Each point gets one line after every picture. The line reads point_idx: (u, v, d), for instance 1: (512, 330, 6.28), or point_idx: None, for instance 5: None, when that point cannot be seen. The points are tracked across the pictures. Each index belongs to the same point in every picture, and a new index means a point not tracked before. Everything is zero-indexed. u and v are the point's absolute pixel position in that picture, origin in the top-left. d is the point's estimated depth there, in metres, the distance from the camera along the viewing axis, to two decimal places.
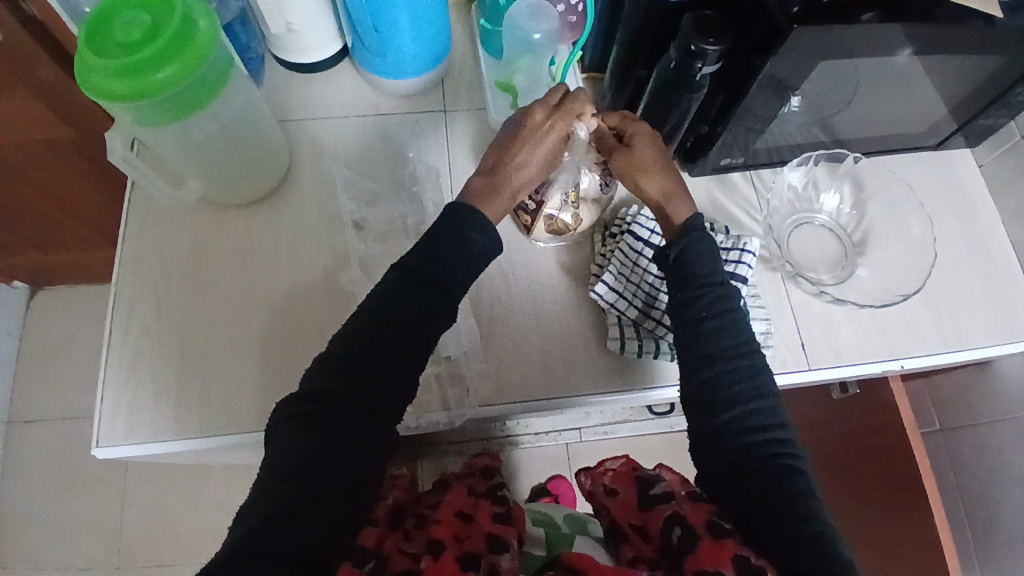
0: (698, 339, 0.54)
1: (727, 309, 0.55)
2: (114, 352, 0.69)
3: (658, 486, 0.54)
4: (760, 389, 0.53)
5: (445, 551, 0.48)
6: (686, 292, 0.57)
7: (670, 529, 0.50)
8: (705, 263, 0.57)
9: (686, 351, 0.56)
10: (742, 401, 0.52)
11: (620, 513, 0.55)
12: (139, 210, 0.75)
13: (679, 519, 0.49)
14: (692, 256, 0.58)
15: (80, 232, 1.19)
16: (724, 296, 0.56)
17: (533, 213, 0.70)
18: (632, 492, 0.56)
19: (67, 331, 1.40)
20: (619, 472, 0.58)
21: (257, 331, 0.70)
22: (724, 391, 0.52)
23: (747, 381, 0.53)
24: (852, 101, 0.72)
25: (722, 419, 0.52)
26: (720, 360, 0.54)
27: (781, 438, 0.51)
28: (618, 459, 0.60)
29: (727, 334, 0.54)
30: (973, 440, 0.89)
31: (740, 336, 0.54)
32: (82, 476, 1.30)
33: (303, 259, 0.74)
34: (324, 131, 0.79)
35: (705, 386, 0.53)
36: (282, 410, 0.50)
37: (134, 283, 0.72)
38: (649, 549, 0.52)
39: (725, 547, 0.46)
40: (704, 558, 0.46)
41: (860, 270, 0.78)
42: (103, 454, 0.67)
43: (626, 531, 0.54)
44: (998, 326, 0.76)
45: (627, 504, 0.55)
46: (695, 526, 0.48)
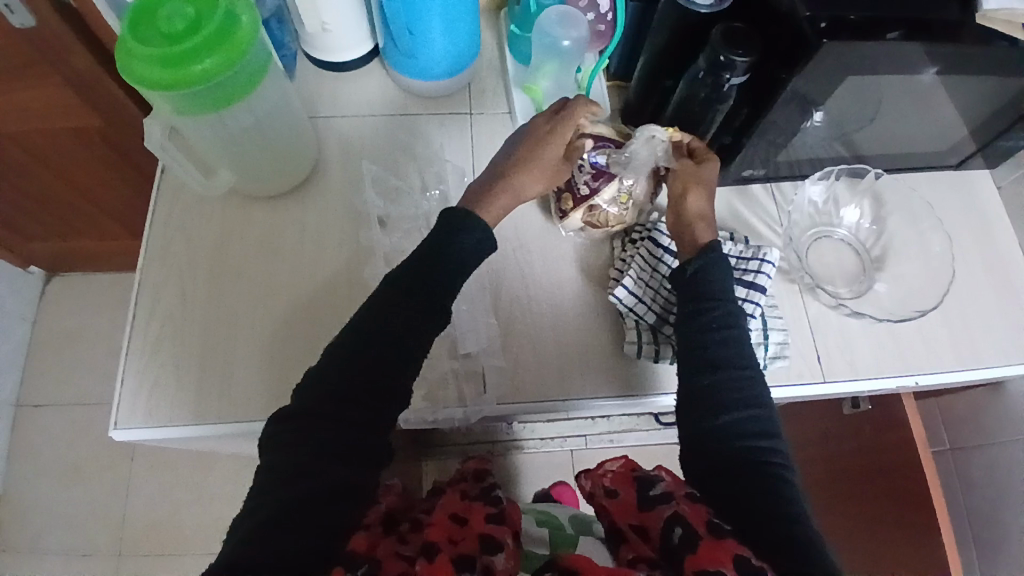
0: (702, 346, 0.56)
1: (733, 321, 0.57)
2: (137, 337, 0.70)
3: (657, 486, 0.54)
4: (756, 399, 0.54)
5: (439, 552, 0.48)
6: (693, 303, 0.58)
7: (669, 529, 0.50)
8: (718, 278, 0.59)
9: (703, 355, 0.56)
10: (735, 408, 0.53)
11: (619, 515, 0.56)
12: (167, 198, 0.76)
13: (678, 518, 0.50)
14: (708, 271, 0.60)
15: (100, 219, 1.21)
16: (732, 312, 0.57)
17: (581, 198, 0.70)
18: (631, 494, 0.56)
19: (81, 318, 1.41)
20: (619, 473, 0.58)
21: (278, 322, 0.71)
22: (725, 394, 0.54)
23: (745, 391, 0.54)
24: (874, 118, 0.73)
25: (717, 423, 0.53)
26: (725, 366, 0.55)
27: (771, 447, 0.53)
28: (617, 461, 0.61)
29: (730, 344, 0.56)
30: (983, 461, 0.89)
31: (742, 346, 0.56)
32: (89, 461, 1.31)
33: (327, 252, 0.75)
34: (352, 128, 0.81)
35: (705, 391, 0.55)
36: (302, 402, 0.51)
37: (160, 268, 0.73)
38: (648, 549, 0.52)
39: (725, 546, 0.46)
40: (703, 557, 0.46)
41: (877, 286, 0.79)
42: (121, 437, 0.68)
43: (625, 534, 0.54)
44: (1014, 347, 0.76)
45: (625, 505, 0.56)
46: (694, 526, 0.49)
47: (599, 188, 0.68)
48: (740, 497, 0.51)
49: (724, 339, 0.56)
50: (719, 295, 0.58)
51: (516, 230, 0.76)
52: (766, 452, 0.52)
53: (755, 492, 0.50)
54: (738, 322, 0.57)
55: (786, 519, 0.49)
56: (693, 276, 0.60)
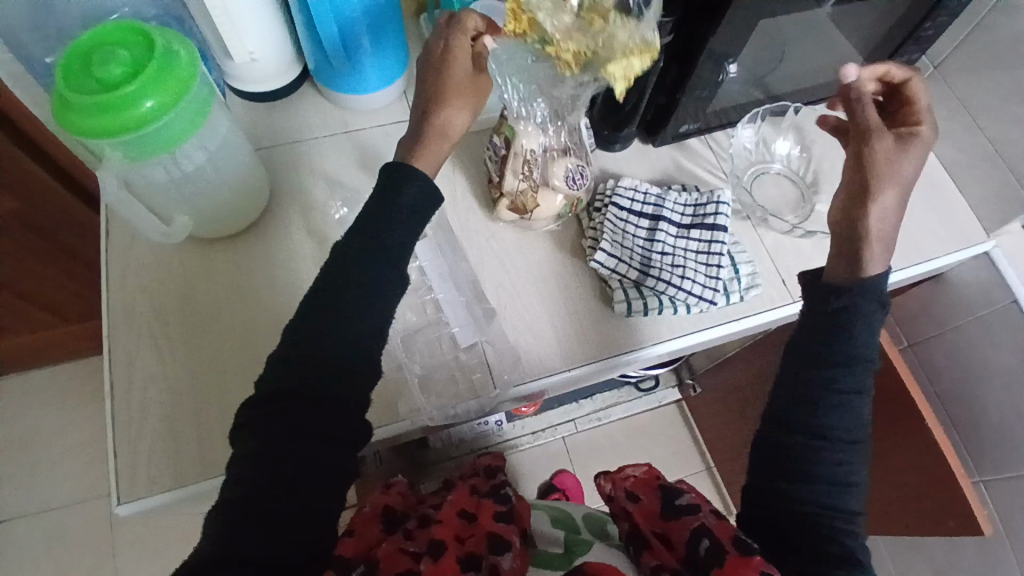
0: (819, 409, 0.54)
1: (858, 391, 0.55)
2: (119, 405, 0.67)
3: (683, 497, 0.60)
4: (849, 477, 0.53)
5: (446, 552, 0.52)
6: (836, 353, 0.54)
7: (697, 541, 0.55)
8: (858, 332, 0.54)
9: (822, 414, 0.54)
10: (819, 479, 0.53)
11: (642, 520, 0.61)
12: (120, 258, 0.73)
13: (706, 531, 0.55)
14: (855, 312, 0.55)
15: (30, 310, 1.14)
16: (857, 375, 0.54)
17: (498, 189, 0.73)
18: (654, 501, 0.61)
19: (20, 422, 1.31)
20: (641, 480, 0.64)
21: (271, 358, 0.70)
22: (809, 461, 0.53)
23: (833, 467, 0.53)
24: (782, 59, 0.80)
25: (788, 487, 0.54)
26: (822, 434, 0.54)
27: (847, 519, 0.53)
28: (639, 468, 0.66)
29: (840, 417, 0.54)
30: (942, 347, 0.98)
31: (853, 424, 0.54)
32: (63, 573, 1.21)
33: (302, 279, 0.74)
34: (300, 153, 0.80)
35: (795, 449, 0.54)
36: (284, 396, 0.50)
37: (130, 330, 0.70)
38: (671, 557, 0.57)
39: (751, 562, 0.50)
40: (730, 571, 0.51)
41: (819, 207, 0.85)
42: (127, 512, 0.64)
43: (649, 539, 0.59)
44: (947, 239, 0.85)
45: (648, 511, 0.61)
46: (720, 539, 0.54)
47: (504, 176, 0.71)
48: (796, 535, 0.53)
49: (841, 403, 0.54)
50: (847, 363, 0.54)
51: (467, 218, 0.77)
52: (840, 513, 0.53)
53: (806, 534, 0.53)
54: (861, 391, 0.55)
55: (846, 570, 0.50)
56: (839, 318, 0.55)
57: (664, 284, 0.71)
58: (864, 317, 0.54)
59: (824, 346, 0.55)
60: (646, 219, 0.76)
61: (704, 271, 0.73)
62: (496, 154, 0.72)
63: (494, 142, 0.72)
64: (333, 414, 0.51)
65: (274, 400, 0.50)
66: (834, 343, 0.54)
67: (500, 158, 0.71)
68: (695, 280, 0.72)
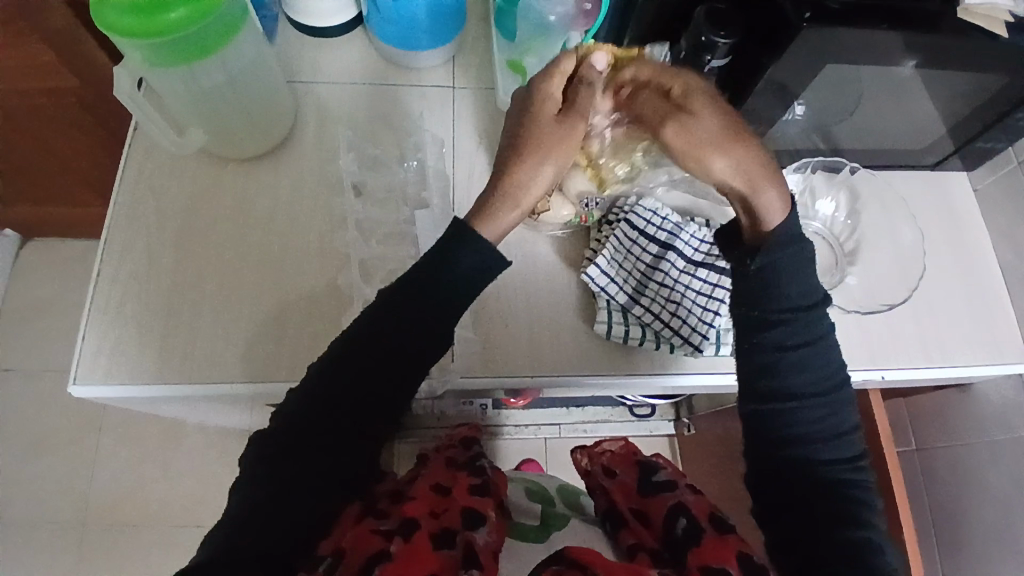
0: (773, 369, 0.54)
1: (812, 339, 0.53)
2: (99, 295, 0.69)
3: (659, 474, 0.66)
4: (838, 428, 0.53)
5: (419, 529, 0.50)
6: (766, 312, 0.54)
7: (675, 520, 0.59)
8: (784, 284, 0.54)
9: (778, 376, 0.53)
10: (820, 440, 0.52)
11: (622, 498, 0.66)
12: (137, 156, 0.75)
13: (684, 511, 0.60)
14: (776, 269, 0.54)
15: (77, 185, 1.21)
16: (807, 322, 0.54)
17: None
18: (633, 478, 0.67)
19: (53, 284, 1.42)
20: (618, 455, 0.71)
21: (247, 287, 0.70)
22: (798, 426, 0.53)
23: (820, 422, 0.53)
24: (854, 111, 0.74)
25: (787, 454, 0.53)
26: (800, 394, 0.53)
27: (853, 472, 0.52)
28: (616, 443, 0.74)
29: (804, 370, 0.53)
30: (948, 458, 0.90)
31: (823, 371, 0.53)
32: (55, 431, 1.33)
33: (299, 218, 0.73)
34: (333, 95, 0.80)
35: (773, 416, 0.53)
36: (292, 415, 0.52)
37: (129, 225, 0.72)
38: (651, 539, 0.61)
39: (729, 545, 0.55)
40: (709, 554, 0.54)
41: (849, 278, 0.78)
42: (80, 394, 0.66)
43: (629, 521, 0.63)
44: (980, 347, 0.77)
45: (627, 488, 0.67)
46: (697, 519, 0.58)
47: None
48: (790, 508, 0.52)
49: (801, 360, 0.53)
50: (795, 310, 0.54)
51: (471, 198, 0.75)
52: (846, 477, 0.52)
53: (823, 501, 0.51)
54: (816, 340, 0.54)
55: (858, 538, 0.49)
56: (753, 279, 0.55)
57: (654, 317, 0.68)
58: (783, 266, 0.54)
59: (752, 312, 0.55)
60: (656, 245, 0.70)
61: (697, 313, 0.68)
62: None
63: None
64: (342, 432, 0.51)
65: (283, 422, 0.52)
66: (773, 324, 0.54)
67: None
68: (685, 320, 0.67)
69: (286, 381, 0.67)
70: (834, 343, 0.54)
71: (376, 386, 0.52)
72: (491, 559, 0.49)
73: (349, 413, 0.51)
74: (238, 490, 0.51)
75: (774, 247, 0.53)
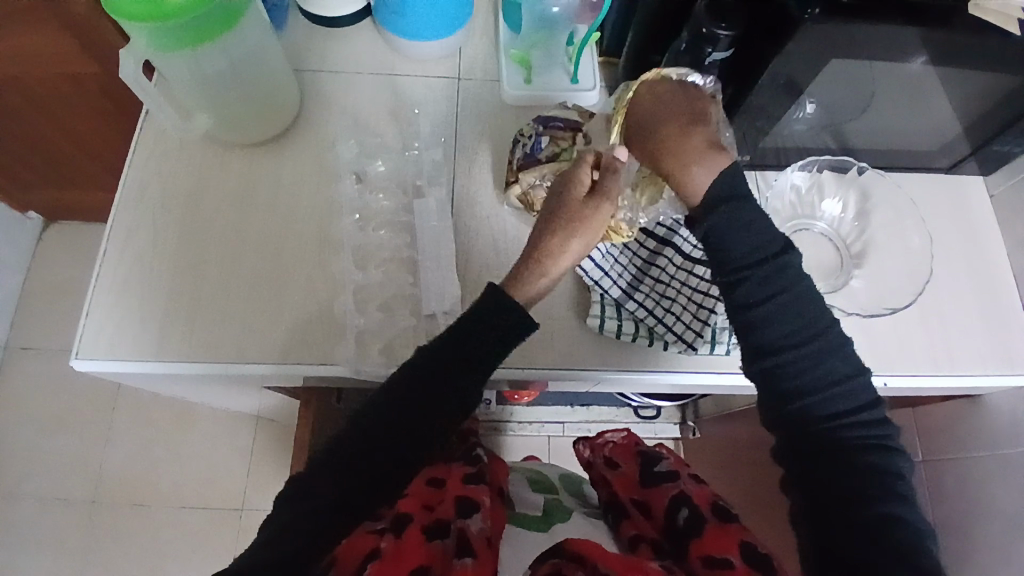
0: (752, 328, 0.54)
1: (784, 288, 0.53)
2: (104, 273, 0.71)
3: (661, 465, 0.68)
4: (832, 377, 0.52)
5: (412, 523, 0.53)
6: (727, 274, 0.54)
7: (677, 512, 0.60)
8: (737, 241, 0.54)
9: (761, 334, 0.53)
10: (819, 390, 0.52)
11: (622, 489, 0.68)
12: (147, 139, 0.77)
13: (685, 501, 0.60)
14: (718, 233, 0.54)
15: (99, 171, 1.24)
16: (778, 270, 0.53)
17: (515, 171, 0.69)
18: (634, 470, 0.69)
19: (74, 266, 1.46)
20: (619, 447, 0.74)
21: (246, 270, 0.71)
22: (789, 380, 0.52)
23: (808, 373, 0.52)
24: (867, 110, 0.72)
25: (794, 408, 0.53)
26: (783, 348, 0.53)
27: (866, 419, 0.52)
28: (619, 434, 0.78)
29: (777, 321, 0.53)
30: (954, 472, 0.87)
31: (802, 317, 0.53)
32: (70, 408, 1.37)
33: (300, 204, 0.74)
34: (339, 84, 0.80)
35: (766, 374, 0.53)
36: (338, 446, 0.52)
37: (136, 207, 0.74)
38: (651, 530, 0.62)
39: (731, 536, 0.54)
40: (711, 546, 0.54)
41: (854, 281, 0.76)
42: (83, 368, 0.68)
43: (631, 511, 0.65)
44: (990, 356, 0.75)
45: (627, 479, 0.68)
46: (699, 510, 0.58)
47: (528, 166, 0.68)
48: (808, 474, 0.52)
49: (778, 310, 0.53)
50: (755, 264, 0.53)
51: (471, 190, 0.75)
52: (857, 425, 0.51)
53: (837, 466, 0.51)
54: (783, 289, 0.53)
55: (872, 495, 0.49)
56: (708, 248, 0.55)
57: (647, 312, 0.67)
58: (737, 218, 0.53)
59: (719, 277, 0.55)
60: (654, 240, 0.69)
61: (692, 310, 0.67)
62: (526, 149, 0.69)
63: (530, 136, 0.69)
64: (381, 462, 0.52)
65: (330, 455, 0.51)
66: (744, 283, 0.53)
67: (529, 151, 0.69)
68: (678, 317, 0.67)
69: (280, 363, 0.67)
70: (810, 285, 0.53)
71: (414, 422, 0.53)
72: (485, 545, 0.51)
73: (386, 445, 0.52)
74: (275, 515, 0.50)
75: (705, 214, 0.54)
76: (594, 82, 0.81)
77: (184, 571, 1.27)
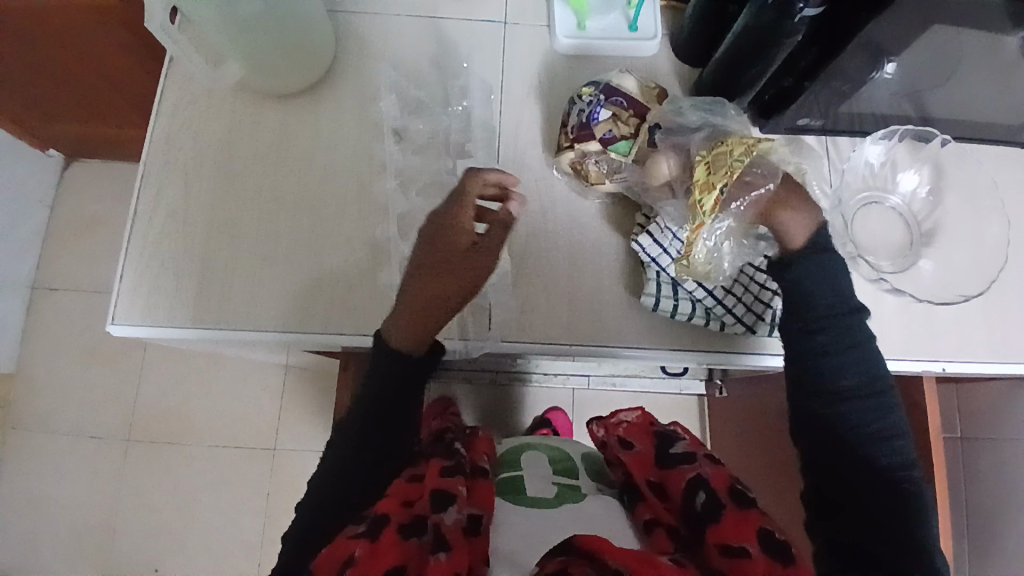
0: (819, 372, 0.58)
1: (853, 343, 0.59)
2: (137, 233, 0.68)
3: (676, 447, 0.66)
4: (886, 425, 0.57)
5: (390, 522, 0.53)
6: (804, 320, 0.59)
7: (694, 496, 0.59)
8: (818, 294, 0.59)
9: (819, 374, 0.58)
10: (871, 431, 0.57)
11: (638, 471, 0.66)
12: (174, 89, 0.72)
13: (703, 486, 0.59)
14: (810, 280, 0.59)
15: (122, 110, 1.20)
16: (851, 326, 0.59)
17: (572, 142, 0.64)
18: (651, 450, 0.68)
19: (98, 204, 1.44)
20: (634, 428, 0.72)
21: (284, 233, 0.68)
22: (855, 422, 0.57)
23: (871, 414, 0.57)
24: (952, 80, 0.67)
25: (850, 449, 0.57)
26: (847, 392, 0.58)
27: (904, 465, 0.57)
28: (633, 415, 0.75)
29: (847, 368, 0.58)
30: (994, 454, 0.87)
31: (866, 371, 0.58)
32: (102, 348, 1.39)
33: (337, 163, 0.70)
34: (376, 28, 0.74)
35: (828, 418, 0.57)
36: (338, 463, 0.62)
37: (165, 161, 0.70)
38: (670, 517, 0.61)
39: (750, 523, 0.53)
40: (729, 533, 0.54)
41: (922, 264, 0.70)
42: (120, 332, 0.67)
43: (646, 493, 0.64)
44: None
45: (642, 459, 0.67)
46: (716, 495, 0.57)
47: (587, 140, 0.62)
48: (842, 500, 0.55)
49: (843, 362, 0.58)
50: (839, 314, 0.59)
51: (518, 152, 0.70)
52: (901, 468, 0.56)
53: (876, 496, 0.55)
54: (854, 343, 0.59)
55: (898, 524, 0.54)
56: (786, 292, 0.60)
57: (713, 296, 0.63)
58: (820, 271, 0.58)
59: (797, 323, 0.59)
60: None
61: (753, 292, 0.64)
62: (583, 114, 0.63)
63: (590, 101, 0.63)
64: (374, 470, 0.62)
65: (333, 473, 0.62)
66: (815, 334, 0.59)
67: (583, 126, 0.63)
68: (739, 299, 0.64)
69: (323, 332, 0.65)
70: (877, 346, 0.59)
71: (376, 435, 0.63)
72: (461, 535, 0.52)
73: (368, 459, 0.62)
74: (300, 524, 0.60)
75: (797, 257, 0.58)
76: (656, 31, 0.73)
77: (221, 507, 1.32)
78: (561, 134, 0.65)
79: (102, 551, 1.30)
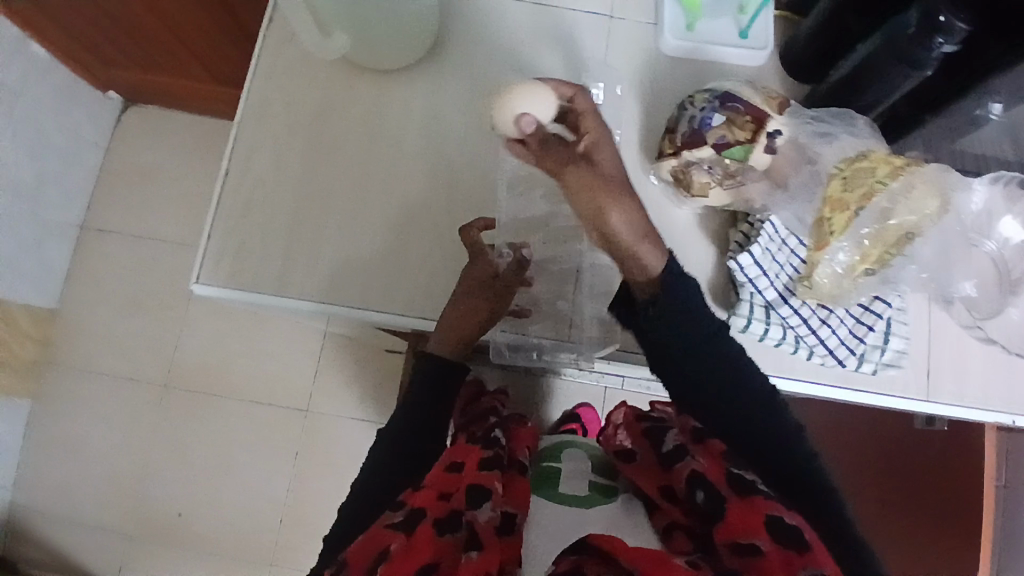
0: None
1: None
2: (227, 195, 0.68)
3: (671, 443, 0.58)
4: None
5: (426, 516, 0.51)
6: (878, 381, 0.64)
7: (693, 491, 0.51)
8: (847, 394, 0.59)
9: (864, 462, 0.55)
10: None
11: (644, 476, 0.59)
12: (270, 51, 0.71)
13: (699, 481, 0.51)
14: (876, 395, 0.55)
15: (189, 62, 1.19)
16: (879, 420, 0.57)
17: (678, 149, 0.62)
18: (651, 453, 0.60)
19: (152, 152, 1.44)
20: (634, 430, 0.64)
21: (372, 211, 0.68)
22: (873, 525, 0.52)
23: None
24: None
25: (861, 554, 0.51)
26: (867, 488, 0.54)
27: None
28: (628, 416, 0.68)
29: None
30: None
31: None
32: (145, 294, 1.40)
33: (430, 145, 0.70)
34: (478, 11, 0.73)
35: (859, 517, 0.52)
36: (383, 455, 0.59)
37: (258, 125, 0.70)
38: (681, 516, 0.53)
39: (756, 512, 0.46)
40: (736, 527, 0.46)
41: (1009, 312, 0.67)
42: (201, 292, 0.67)
43: (655, 497, 0.56)
44: None
45: (646, 463, 0.60)
46: (716, 487, 0.49)
47: (698, 147, 0.60)
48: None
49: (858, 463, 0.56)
50: None
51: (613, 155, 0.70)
52: None
53: None
54: None
55: None
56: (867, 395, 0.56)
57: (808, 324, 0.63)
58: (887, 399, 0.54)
59: None
60: None
61: (849, 325, 0.65)
62: (694, 120, 0.61)
63: (702, 107, 0.61)
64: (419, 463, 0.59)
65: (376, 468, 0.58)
66: None
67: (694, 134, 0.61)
68: (834, 331, 0.64)
69: (406, 315, 0.66)
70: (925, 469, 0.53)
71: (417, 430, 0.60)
72: (494, 535, 0.50)
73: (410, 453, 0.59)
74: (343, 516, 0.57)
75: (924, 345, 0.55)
76: (767, 41, 0.71)
77: (248, 463, 1.34)
78: (666, 140, 0.63)
79: (130, 492, 1.33)
